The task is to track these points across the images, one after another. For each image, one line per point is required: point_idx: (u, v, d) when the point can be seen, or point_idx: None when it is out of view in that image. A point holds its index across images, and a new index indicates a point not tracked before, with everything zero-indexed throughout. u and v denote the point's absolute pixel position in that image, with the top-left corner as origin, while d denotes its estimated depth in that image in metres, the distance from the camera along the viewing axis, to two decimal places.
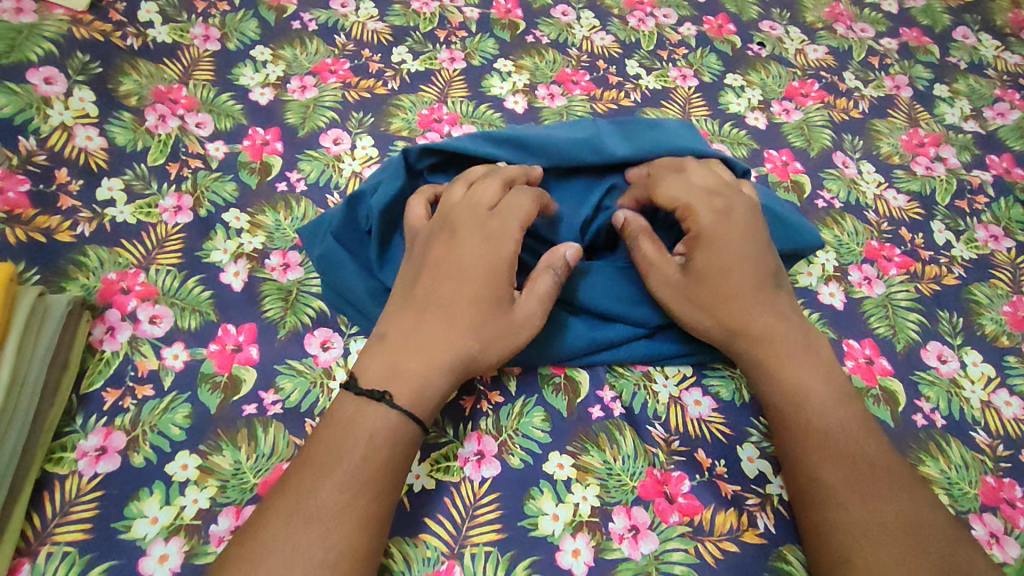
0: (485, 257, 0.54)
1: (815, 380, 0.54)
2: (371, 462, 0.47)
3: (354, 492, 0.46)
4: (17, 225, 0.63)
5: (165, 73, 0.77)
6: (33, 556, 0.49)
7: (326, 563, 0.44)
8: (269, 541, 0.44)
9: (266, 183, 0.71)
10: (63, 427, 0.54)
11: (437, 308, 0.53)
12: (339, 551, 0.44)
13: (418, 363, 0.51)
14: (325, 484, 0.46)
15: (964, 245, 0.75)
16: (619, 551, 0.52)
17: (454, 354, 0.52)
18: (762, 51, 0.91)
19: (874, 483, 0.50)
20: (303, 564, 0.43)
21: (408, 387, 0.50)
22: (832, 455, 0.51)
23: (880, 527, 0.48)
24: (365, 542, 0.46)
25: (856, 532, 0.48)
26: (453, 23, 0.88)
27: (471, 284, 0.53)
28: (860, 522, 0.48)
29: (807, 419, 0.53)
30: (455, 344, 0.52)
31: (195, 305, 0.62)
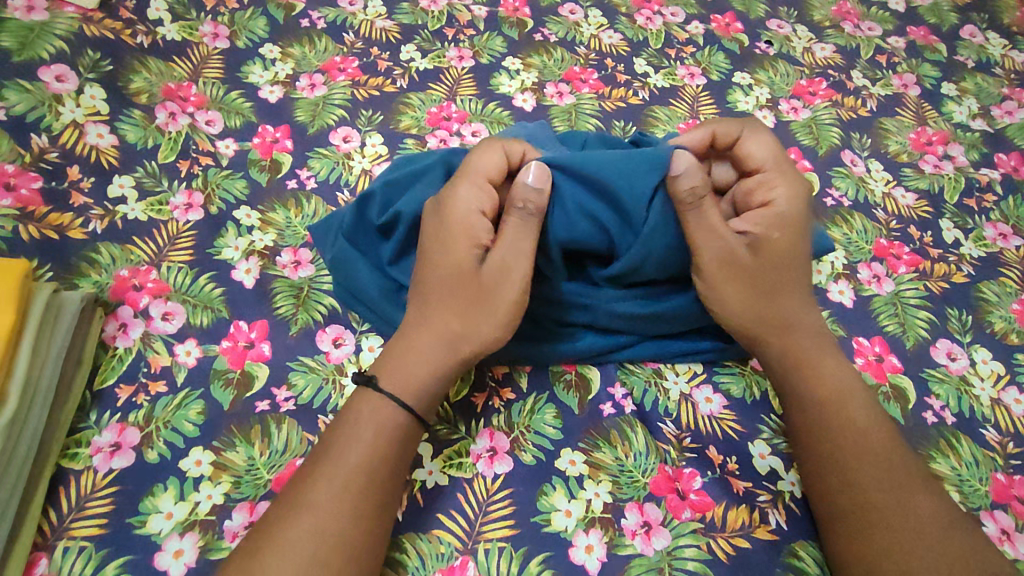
0: (457, 241, 0.54)
1: (846, 386, 0.55)
2: (372, 461, 0.48)
3: (356, 490, 0.46)
4: (29, 222, 0.63)
5: (175, 71, 0.77)
6: (49, 551, 0.49)
7: (322, 557, 0.44)
8: (276, 538, 0.44)
9: (277, 180, 0.71)
10: (77, 423, 0.55)
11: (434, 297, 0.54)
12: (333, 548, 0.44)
13: (409, 354, 0.52)
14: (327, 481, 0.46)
15: (973, 243, 0.75)
16: (631, 547, 0.52)
17: (447, 342, 0.52)
18: (769, 49, 0.91)
19: (911, 487, 0.50)
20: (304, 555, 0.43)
21: (400, 377, 0.51)
22: (871, 459, 0.51)
23: (915, 533, 0.48)
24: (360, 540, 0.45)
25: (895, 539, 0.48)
26: (461, 22, 0.88)
27: (450, 270, 0.54)
28: (899, 529, 0.48)
29: (848, 424, 0.52)
30: (443, 331, 0.53)
31: (207, 302, 0.62)
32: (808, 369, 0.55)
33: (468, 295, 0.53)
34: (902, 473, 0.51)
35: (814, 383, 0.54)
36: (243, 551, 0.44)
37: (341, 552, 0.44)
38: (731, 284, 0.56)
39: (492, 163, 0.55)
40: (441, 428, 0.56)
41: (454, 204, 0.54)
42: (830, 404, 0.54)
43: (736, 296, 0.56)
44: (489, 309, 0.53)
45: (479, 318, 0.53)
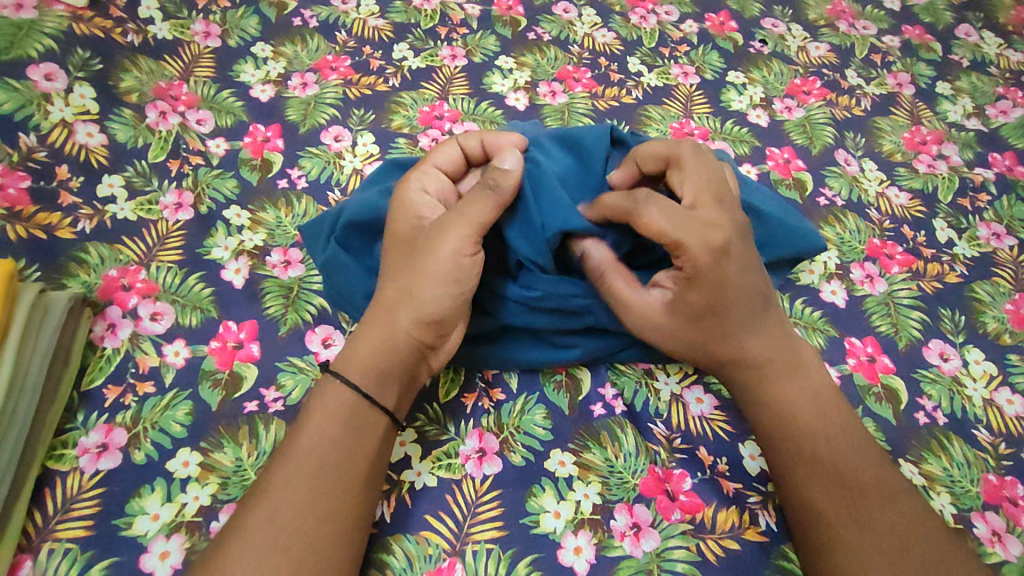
0: (404, 218, 0.54)
1: (807, 397, 0.53)
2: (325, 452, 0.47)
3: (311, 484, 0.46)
4: (17, 222, 0.63)
5: (165, 70, 0.77)
6: (34, 553, 0.49)
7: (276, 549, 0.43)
8: (237, 537, 0.44)
9: (267, 180, 0.71)
10: (64, 424, 0.54)
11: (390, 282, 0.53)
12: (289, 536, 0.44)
13: (362, 338, 0.52)
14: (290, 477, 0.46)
15: (966, 243, 0.74)
16: (620, 548, 0.52)
17: (393, 318, 0.51)
18: (764, 48, 0.91)
19: (870, 502, 0.50)
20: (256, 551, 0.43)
21: (352, 360, 0.51)
22: (825, 476, 0.51)
23: (872, 546, 0.48)
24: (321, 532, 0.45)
25: (851, 552, 0.48)
26: (454, 20, 0.87)
27: (399, 246, 0.54)
28: (854, 541, 0.48)
29: (802, 442, 0.52)
30: (387, 304, 0.52)
31: (196, 302, 0.62)
32: (777, 389, 0.53)
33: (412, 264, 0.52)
34: (865, 482, 0.50)
35: (775, 398, 0.53)
36: (208, 552, 0.44)
37: (303, 548, 0.44)
38: (738, 298, 0.52)
39: (447, 156, 0.58)
40: (430, 429, 0.56)
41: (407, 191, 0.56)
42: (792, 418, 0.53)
43: (742, 315, 0.53)
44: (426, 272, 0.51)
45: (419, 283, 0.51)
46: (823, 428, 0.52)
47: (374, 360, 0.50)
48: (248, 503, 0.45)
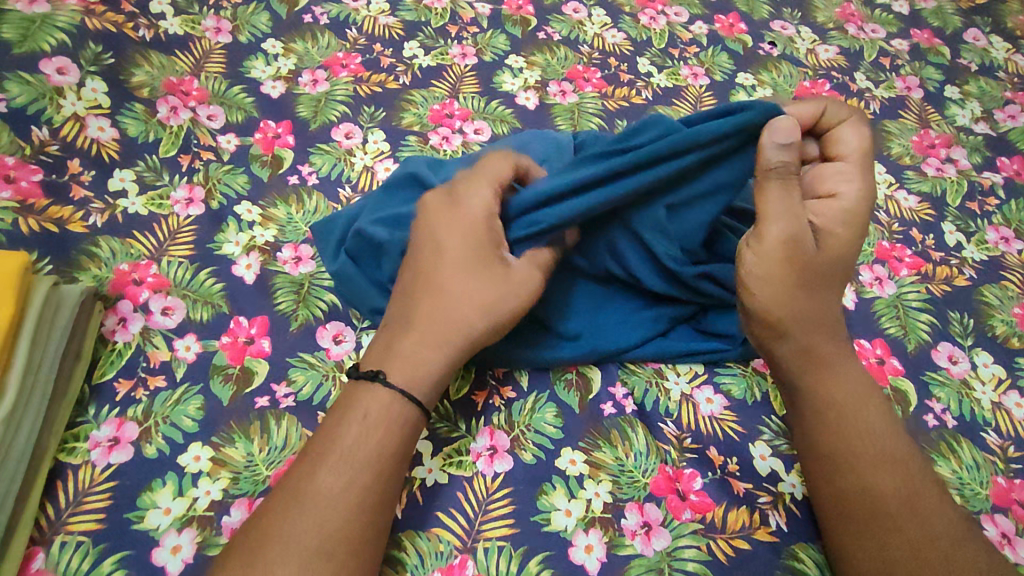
0: (469, 229, 0.54)
1: (857, 379, 0.53)
2: (364, 447, 0.47)
3: (347, 480, 0.46)
4: (29, 215, 0.63)
5: (176, 65, 0.77)
6: (46, 545, 0.49)
7: (321, 550, 0.43)
8: (279, 538, 0.43)
9: (278, 176, 0.71)
10: (76, 418, 0.54)
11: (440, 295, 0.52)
12: (333, 539, 0.44)
13: (424, 346, 0.51)
14: (319, 473, 0.46)
15: (975, 247, 0.75)
16: (631, 547, 0.52)
17: (465, 333, 0.51)
18: (773, 50, 0.91)
19: (922, 493, 0.49)
20: (298, 553, 0.43)
21: (411, 366, 0.50)
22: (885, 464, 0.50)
23: (928, 539, 0.47)
24: (360, 528, 0.45)
25: (913, 546, 0.47)
26: (464, 19, 0.87)
27: (465, 255, 0.53)
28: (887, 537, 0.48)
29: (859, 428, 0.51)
30: (457, 318, 0.51)
31: (207, 297, 0.62)
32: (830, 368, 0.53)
33: (484, 281, 0.52)
34: (915, 483, 0.50)
35: (823, 385, 0.53)
36: (243, 548, 0.44)
37: (348, 560, 0.44)
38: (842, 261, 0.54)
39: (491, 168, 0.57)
40: (441, 426, 0.56)
41: (466, 198, 0.55)
42: (845, 410, 0.52)
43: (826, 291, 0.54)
44: (496, 290, 0.52)
45: (493, 306, 0.52)
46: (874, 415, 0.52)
47: (438, 377, 0.50)
48: (289, 504, 0.45)
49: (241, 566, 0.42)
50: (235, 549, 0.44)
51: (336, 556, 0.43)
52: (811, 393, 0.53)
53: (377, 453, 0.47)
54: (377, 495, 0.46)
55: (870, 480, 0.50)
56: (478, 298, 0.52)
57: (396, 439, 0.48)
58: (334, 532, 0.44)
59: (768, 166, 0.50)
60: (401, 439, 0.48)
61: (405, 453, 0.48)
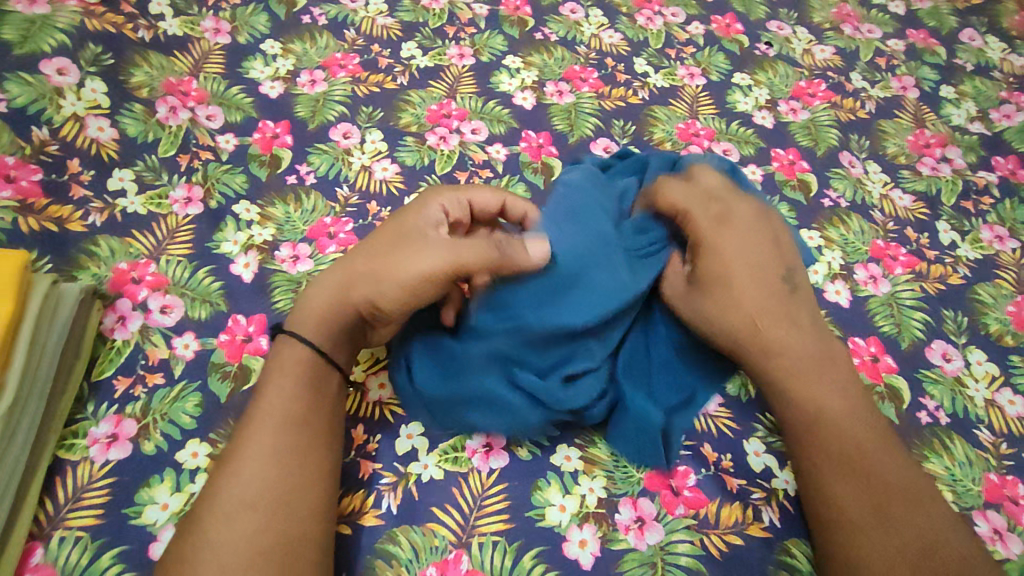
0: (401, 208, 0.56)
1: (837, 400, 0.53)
2: (278, 399, 0.49)
3: (261, 435, 0.47)
4: (29, 215, 0.63)
5: (175, 66, 0.77)
6: (45, 540, 0.50)
7: (245, 504, 0.45)
8: (208, 504, 0.45)
9: (276, 176, 0.71)
10: (74, 414, 0.55)
11: (359, 256, 0.53)
12: (258, 491, 0.45)
13: (317, 297, 0.53)
14: (240, 434, 0.48)
15: (969, 245, 0.75)
16: (625, 542, 0.52)
17: (353, 285, 0.52)
18: (769, 51, 0.91)
19: (891, 500, 0.49)
20: (221, 511, 0.44)
21: (308, 317, 0.52)
22: (850, 474, 0.50)
23: (894, 547, 0.48)
24: (286, 478, 0.46)
25: (889, 552, 0.47)
26: (462, 20, 0.88)
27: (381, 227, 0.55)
28: (888, 545, 0.48)
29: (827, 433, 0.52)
30: (349, 271, 0.53)
31: (205, 295, 0.62)
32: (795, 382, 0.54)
33: (389, 243, 0.53)
34: (890, 491, 0.50)
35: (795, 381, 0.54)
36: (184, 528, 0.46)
37: (276, 511, 0.45)
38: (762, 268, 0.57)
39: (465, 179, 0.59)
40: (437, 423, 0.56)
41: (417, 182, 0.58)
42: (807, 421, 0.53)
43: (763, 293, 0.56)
44: (396, 260, 0.51)
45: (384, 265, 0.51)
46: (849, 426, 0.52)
47: (326, 320, 0.52)
48: (218, 470, 0.47)
49: (183, 530, 0.45)
50: (187, 517, 0.46)
51: (265, 507, 0.45)
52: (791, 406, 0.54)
53: (287, 409, 0.49)
54: (300, 443, 0.48)
55: (829, 487, 0.51)
56: (371, 265, 0.52)
57: (303, 386, 0.50)
58: (255, 485, 0.45)
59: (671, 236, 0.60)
60: (306, 389, 0.50)
61: (320, 395, 0.51)
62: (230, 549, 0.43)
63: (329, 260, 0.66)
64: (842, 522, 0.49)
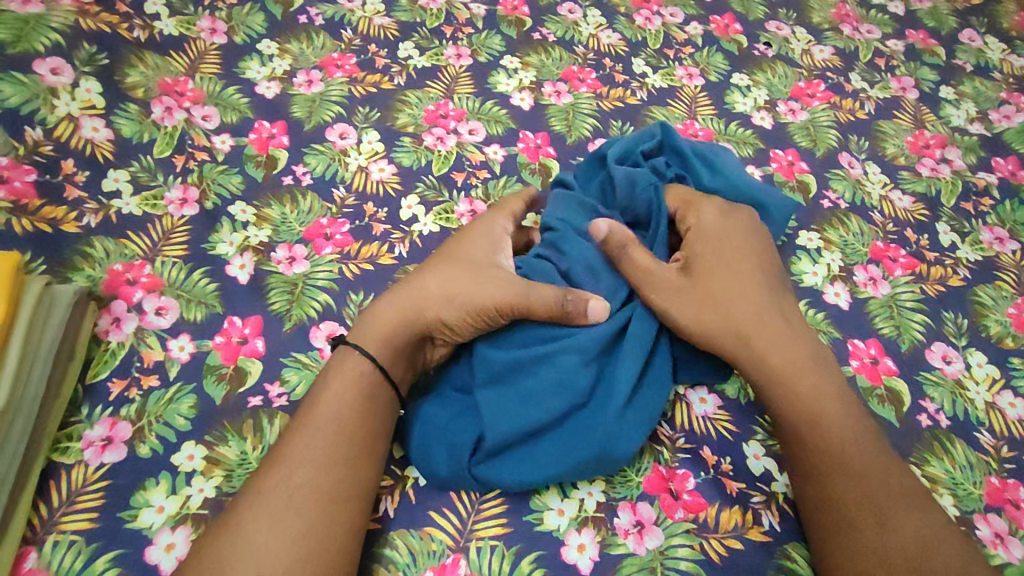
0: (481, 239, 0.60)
1: (825, 395, 0.54)
2: (336, 406, 0.49)
3: (312, 438, 0.48)
4: (23, 215, 0.63)
5: (171, 66, 0.77)
6: (38, 545, 0.49)
7: (289, 505, 0.45)
8: (250, 502, 0.45)
9: (272, 177, 0.71)
10: (68, 417, 0.54)
11: (433, 281, 0.56)
12: (301, 494, 0.45)
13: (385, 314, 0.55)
14: (289, 434, 0.48)
15: (969, 247, 0.75)
16: (624, 546, 0.52)
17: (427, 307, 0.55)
18: (768, 51, 0.91)
19: (888, 504, 0.49)
20: (265, 509, 0.44)
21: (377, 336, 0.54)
22: (844, 476, 0.50)
23: (895, 547, 0.47)
24: (330, 482, 0.46)
25: (889, 549, 0.47)
26: (459, 20, 0.87)
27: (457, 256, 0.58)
28: (884, 542, 0.47)
29: (820, 435, 0.52)
30: (423, 291, 0.56)
31: (201, 297, 0.62)
32: (795, 387, 0.54)
33: (462, 273, 0.57)
34: (886, 492, 0.50)
35: (792, 389, 0.54)
36: (209, 527, 0.45)
37: (315, 515, 0.45)
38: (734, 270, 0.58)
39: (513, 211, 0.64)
40: None
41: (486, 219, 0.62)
42: (800, 425, 0.53)
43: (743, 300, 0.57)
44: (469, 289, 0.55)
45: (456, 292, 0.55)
46: (844, 428, 0.52)
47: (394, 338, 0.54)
48: (262, 470, 0.47)
49: (221, 524, 0.44)
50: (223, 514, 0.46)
51: (307, 510, 0.45)
52: (784, 417, 0.54)
53: (339, 414, 0.49)
54: (350, 450, 0.48)
55: (829, 489, 0.51)
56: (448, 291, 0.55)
57: (357, 394, 0.50)
58: (299, 487, 0.45)
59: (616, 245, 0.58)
60: (358, 397, 0.50)
61: (373, 403, 0.51)
62: (268, 549, 0.43)
63: (326, 261, 0.65)
64: (839, 522, 0.49)
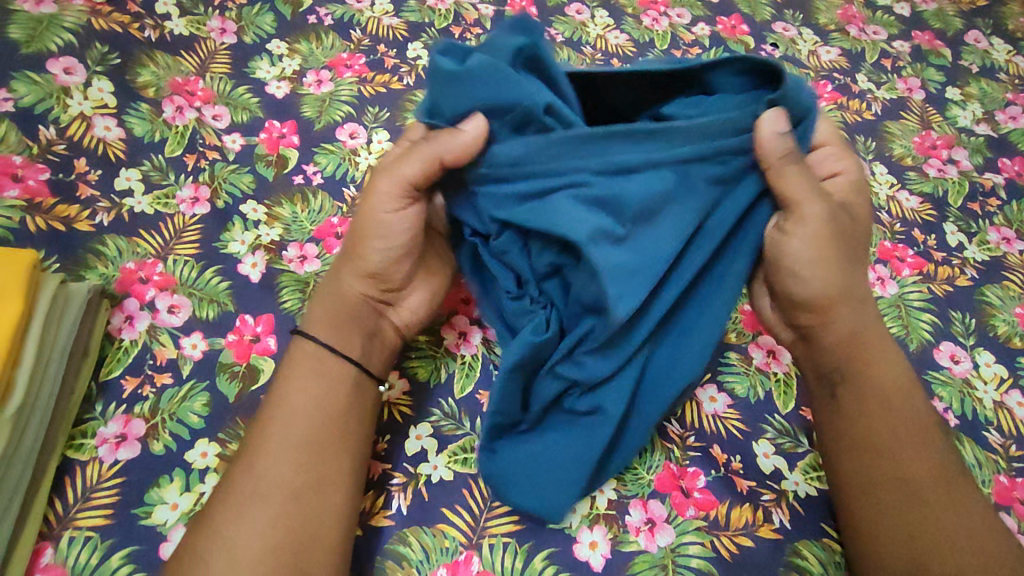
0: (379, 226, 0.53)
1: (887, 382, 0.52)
2: (292, 395, 0.49)
3: (274, 428, 0.48)
4: (36, 214, 0.63)
5: (182, 65, 0.77)
6: (54, 541, 0.49)
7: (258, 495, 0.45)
8: (225, 495, 0.46)
9: (283, 176, 0.71)
10: (83, 414, 0.55)
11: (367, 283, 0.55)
12: (270, 484, 0.46)
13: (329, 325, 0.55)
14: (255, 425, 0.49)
15: (976, 247, 0.75)
16: (636, 543, 0.52)
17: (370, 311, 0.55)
18: (775, 52, 0.91)
19: (955, 486, 0.49)
20: (238, 501, 0.45)
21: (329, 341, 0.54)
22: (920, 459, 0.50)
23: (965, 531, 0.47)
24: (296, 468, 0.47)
25: (965, 540, 0.47)
26: (468, 20, 0.88)
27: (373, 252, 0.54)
28: (954, 531, 0.47)
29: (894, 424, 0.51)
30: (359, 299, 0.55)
31: (212, 295, 0.62)
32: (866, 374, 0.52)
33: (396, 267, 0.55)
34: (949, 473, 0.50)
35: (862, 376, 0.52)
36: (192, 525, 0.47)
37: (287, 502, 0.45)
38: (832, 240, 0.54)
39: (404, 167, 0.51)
40: (446, 424, 0.56)
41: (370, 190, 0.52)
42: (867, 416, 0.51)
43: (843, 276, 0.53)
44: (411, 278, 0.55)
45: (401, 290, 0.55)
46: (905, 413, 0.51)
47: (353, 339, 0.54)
48: (235, 462, 0.48)
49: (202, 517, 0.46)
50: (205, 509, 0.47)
51: (277, 498, 0.45)
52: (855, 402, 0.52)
53: (298, 403, 0.49)
54: (312, 435, 0.48)
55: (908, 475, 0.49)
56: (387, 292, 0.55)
57: (316, 382, 0.50)
58: (266, 477, 0.46)
59: (776, 157, 0.49)
60: (319, 384, 0.50)
61: (336, 387, 0.51)
62: (243, 539, 0.44)
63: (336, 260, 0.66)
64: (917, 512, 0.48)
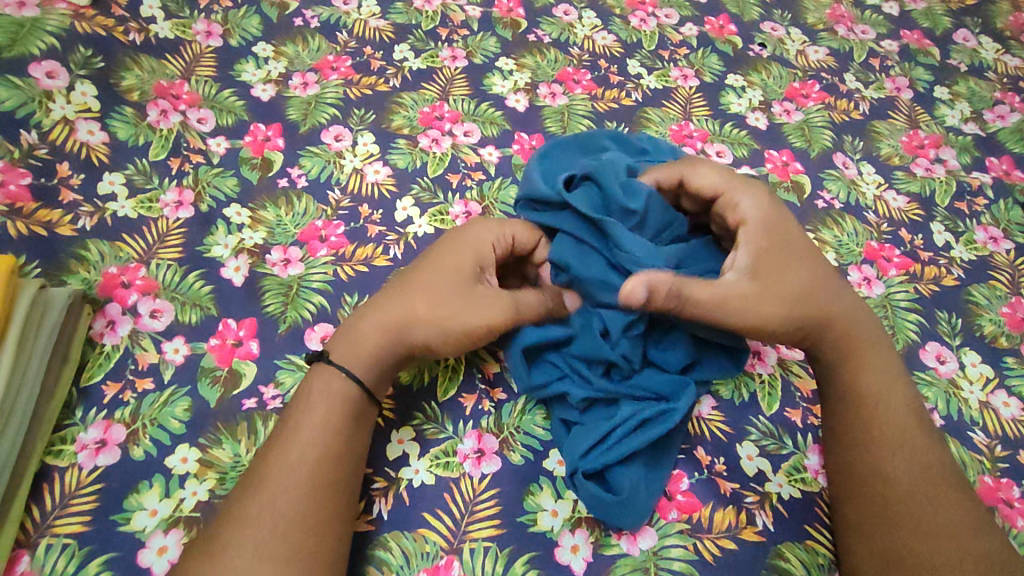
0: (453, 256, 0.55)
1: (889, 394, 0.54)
2: (316, 427, 0.48)
3: (297, 458, 0.47)
4: (18, 218, 0.63)
5: (167, 69, 0.77)
6: (31, 548, 0.49)
7: (275, 532, 0.44)
8: (234, 526, 0.44)
9: (267, 179, 0.71)
10: (63, 420, 0.54)
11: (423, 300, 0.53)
12: (284, 519, 0.44)
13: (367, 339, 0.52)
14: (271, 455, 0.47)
15: (963, 246, 0.75)
16: (618, 546, 0.52)
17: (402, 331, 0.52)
18: (763, 52, 0.91)
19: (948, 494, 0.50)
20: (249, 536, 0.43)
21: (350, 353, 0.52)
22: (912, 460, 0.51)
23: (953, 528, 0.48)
24: (314, 502, 0.46)
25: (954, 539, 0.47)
26: (455, 22, 0.88)
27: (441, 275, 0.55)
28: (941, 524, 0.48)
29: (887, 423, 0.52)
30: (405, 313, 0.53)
31: (195, 299, 0.62)
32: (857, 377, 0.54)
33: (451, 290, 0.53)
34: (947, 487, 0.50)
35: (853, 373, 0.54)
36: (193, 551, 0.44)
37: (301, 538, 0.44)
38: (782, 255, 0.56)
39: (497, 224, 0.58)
40: (428, 427, 0.56)
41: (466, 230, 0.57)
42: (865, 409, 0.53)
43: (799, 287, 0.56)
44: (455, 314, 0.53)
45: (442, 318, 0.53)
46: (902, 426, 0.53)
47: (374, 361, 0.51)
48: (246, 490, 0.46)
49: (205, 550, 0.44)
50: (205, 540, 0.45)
51: (291, 536, 0.44)
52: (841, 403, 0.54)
53: (318, 433, 0.48)
54: (331, 468, 0.47)
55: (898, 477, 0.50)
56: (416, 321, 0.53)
57: (339, 410, 0.49)
58: (284, 512, 0.45)
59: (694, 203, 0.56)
60: (341, 413, 0.49)
61: (356, 419, 0.50)
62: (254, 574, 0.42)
63: (321, 264, 0.65)
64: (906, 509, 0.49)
